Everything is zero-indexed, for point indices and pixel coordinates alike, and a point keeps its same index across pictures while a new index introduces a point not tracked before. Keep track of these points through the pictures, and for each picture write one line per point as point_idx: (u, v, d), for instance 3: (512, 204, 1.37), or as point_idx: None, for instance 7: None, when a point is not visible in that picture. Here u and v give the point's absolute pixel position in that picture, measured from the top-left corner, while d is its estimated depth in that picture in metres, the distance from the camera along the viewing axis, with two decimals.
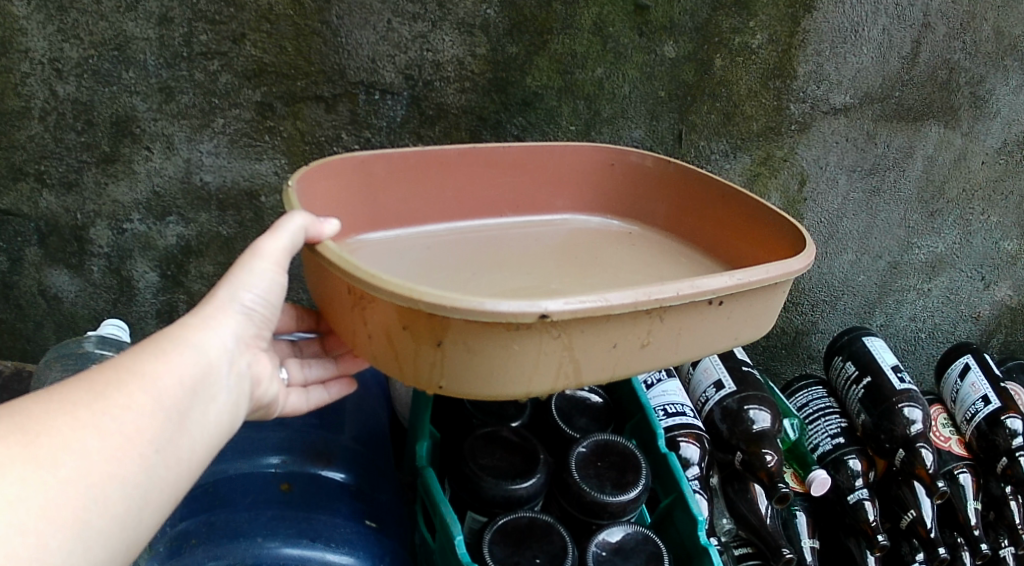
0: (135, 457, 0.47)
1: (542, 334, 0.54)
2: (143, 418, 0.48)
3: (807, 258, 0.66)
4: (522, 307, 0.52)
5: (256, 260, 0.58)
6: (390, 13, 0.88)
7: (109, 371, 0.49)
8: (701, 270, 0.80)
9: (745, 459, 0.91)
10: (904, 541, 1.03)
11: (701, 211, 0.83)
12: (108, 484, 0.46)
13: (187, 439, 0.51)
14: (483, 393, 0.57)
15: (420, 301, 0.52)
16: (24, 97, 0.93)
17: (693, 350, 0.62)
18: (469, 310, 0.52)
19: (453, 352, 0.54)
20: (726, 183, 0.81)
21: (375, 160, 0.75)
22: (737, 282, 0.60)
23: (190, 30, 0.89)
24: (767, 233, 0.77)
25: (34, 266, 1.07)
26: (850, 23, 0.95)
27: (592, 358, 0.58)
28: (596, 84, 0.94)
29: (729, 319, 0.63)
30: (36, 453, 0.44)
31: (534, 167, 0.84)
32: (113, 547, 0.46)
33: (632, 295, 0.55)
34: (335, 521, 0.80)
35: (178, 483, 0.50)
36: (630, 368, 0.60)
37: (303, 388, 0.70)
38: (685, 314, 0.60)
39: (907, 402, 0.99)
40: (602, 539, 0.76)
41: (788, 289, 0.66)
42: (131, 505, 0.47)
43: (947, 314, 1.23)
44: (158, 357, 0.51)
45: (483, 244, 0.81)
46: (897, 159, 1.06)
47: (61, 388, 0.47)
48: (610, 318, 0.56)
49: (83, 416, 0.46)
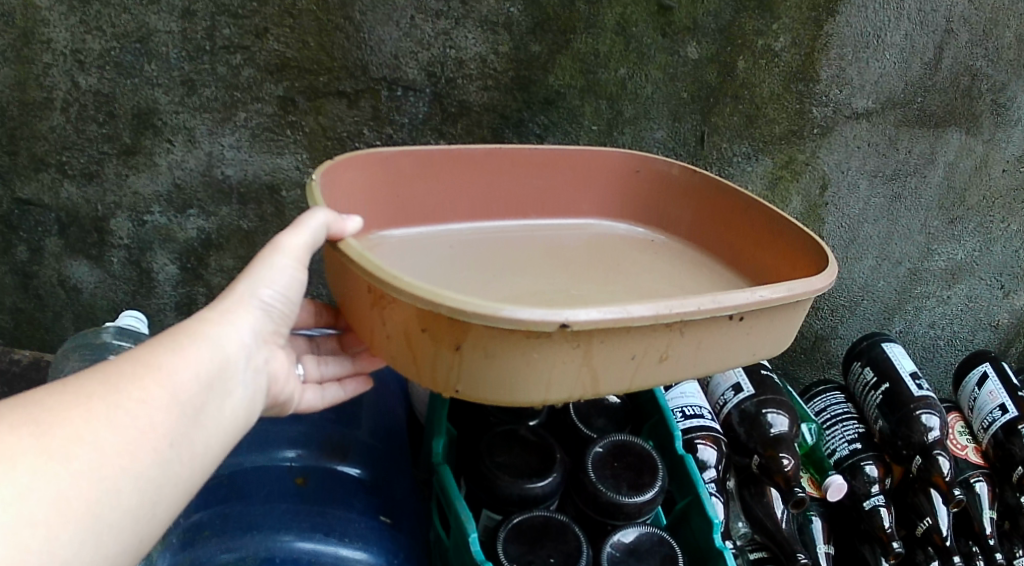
0: (148, 451, 0.47)
1: (562, 343, 0.54)
2: (158, 412, 0.48)
3: (829, 277, 0.66)
4: (544, 316, 0.52)
5: (276, 256, 0.58)
6: (414, 10, 0.88)
7: (125, 364, 0.49)
8: (718, 282, 0.80)
9: (762, 463, 0.90)
10: (920, 549, 1.02)
11: (722, 223, 0.83)
12: (122, 477, 0.45)
13: (202, 434, 0.51)
14: (500, 399, 0.57)
15: (441, 305, 0.52)
16: (47, 87, 0.94)
17: (711, 364, 0.62)
18: (490, 316, 0.52)
19: (472, 357, 0.54)
20: (750, 197, 0.80)
21: (399, 156, 0.75)
22: (760, 299, 0.60)
23: (213, 24, 0.90)
24: (790, 248, 0.77)
25: (54, 256, 1.07)
26: (873, 27, 0.94)
27: (610, 368, 0.57)
28: (619, 84, 0.94)
29: (750, 334, 0.62)
30: (49, 445, 0.43)
31: (558, 170, 0.84)
32: (124, 540, 0.45)
33: (654, 308, 0.55)
34: (350, 516, 0.80)
35: (191, 479, 0.50)
36: (648, 379, 0.60)
37: (319, 385, 0.70)
38: (706, 330, 0.59)
39: (925, 409, 0.99)
40: (617, 540, 0.76)
41: (808, 307, 0.66)
42: (143, 499, 0.46)
43: (966, 321, 1.23)
44: (175, 351, 0.51)
45: (502, 246, 0.81)
46: (919, 165, 1.05)
47: (75, 380, 0.47)
48: (631, 329, 0.56)
49: (97, 409, 0.46)
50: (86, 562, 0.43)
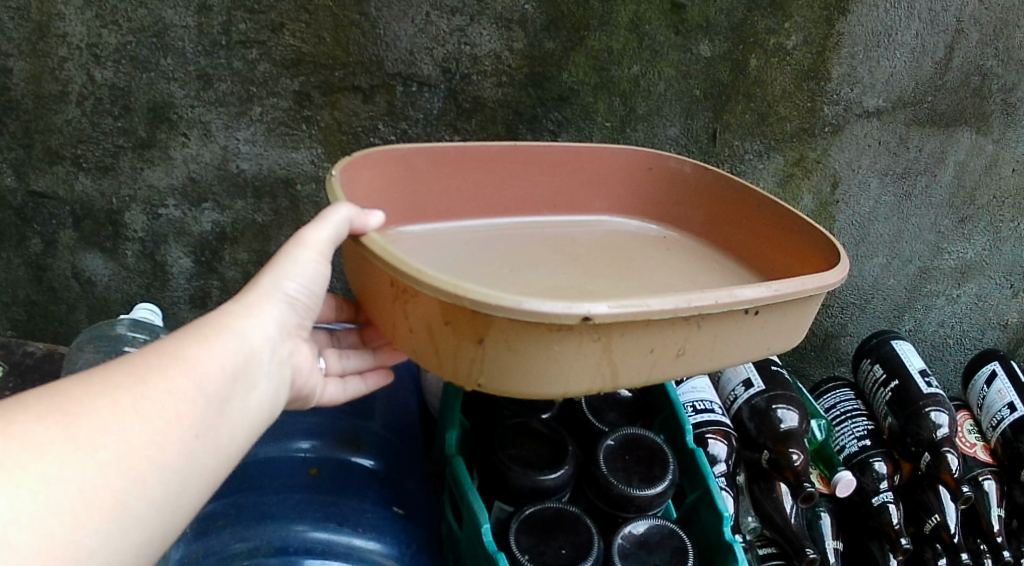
0: (175, 442, 0.47)
1: (583, 336, 0.55)
2: (183, 403, 0.48)
3: (841, 272, 0.66)
4: (566, 308, 0.53)
5: (300, 250, 0.59)
6: (429, 6, 0.89)
7: (151, 356, 0.49)
8: (729, 278, 0.81)
9: (772, 459, 0.91)
10: (927, 546, 1.03)
11: (734, 221, 0.84)
12: (148, 468, 0.46)
13: (227, 425, 0.51)
14: (521, 392, 0.57)
15: (465, 298, 0.53)
16: (62, 81, 0.95)
17: (727, 358, 0.62)
18: (512, 309, 0.52)
19: (495, 349, 0.55)
20: (762, 194, 0.81)
21: (416, 153, 0.76)
22: (775, 292, 0.60)
23: (229, 19, 0.90)
24: (800, 245, 0.77)
25: (68, 249, 1.08)
26: (884, 27, 0.95)
27: (629, 361, 0.58)
28: (632, 81, 0.94)
29: (764, 329, 0.63)
30: (76, 434, 0.44)
31: (571, 167, 0.85)
32: (150, 531, 0.46)
33: (672, 301, 0.56)
34: (363, 506, 0.80)
35: (216, 470, 0.50)
36: (665, 373, 0.61)
37: (340, 379, 0.70)
38: (722, 324, 0.60)
39: (934, 406, 0.99)
40: (628, 532, 0.76)
41: (820, 302, 0.66)
42: (169, 490, 0.47)
43: (975, 320, 1.23)
44: (200, 344, 0.52)
45: (518, 242, 0.81)
46: (929, 164, 1.06)
47: (102, 372, 0.47)
48: (650, 322, 0.56)
49: (123, 400, 0.46)
50: (114, 552, 0.43)
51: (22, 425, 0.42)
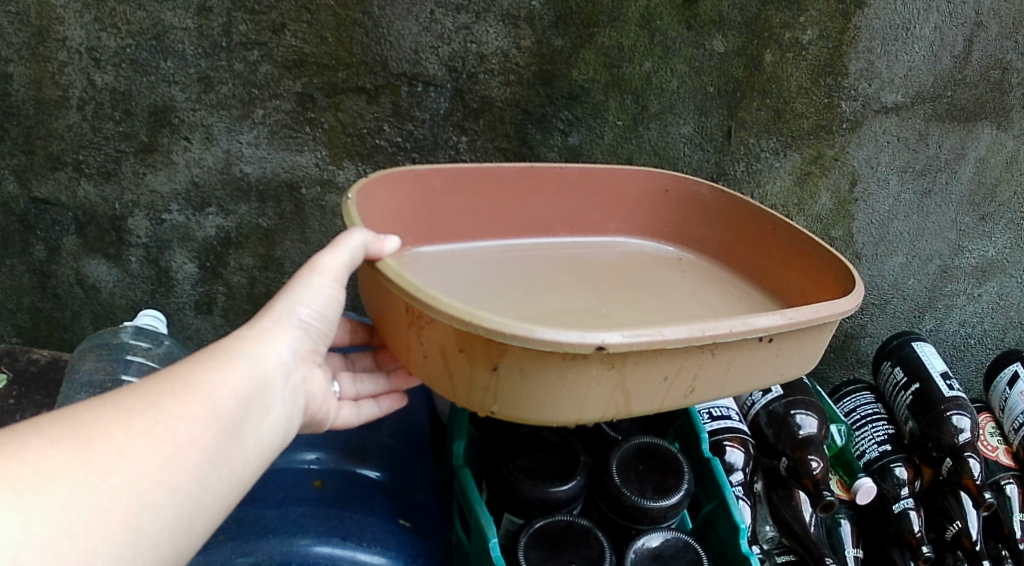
0: (188, 466, 0.45)
1: (596, 364, 0.52)
2: (197, 427, 0.46)
3: (856, 298, 0.64)
4: (579, 337, 0.50)
5: (314, 276, 0.57)
6: (434, 4, 0.87)
7: (165, 380, 0.47)
8: (747, 301, 0.78)
9: (790, 466, 0.88)
10: (949, 552, 0.99)
11: (751, 243, 0.81)
12: (160, 492, 0.43)
13: (240, 449, 0.49)
14: (534, 420, 0.55)
15: (479, 326, 0.50)
16: (63, 86, 0.93)
17: (741, 386, 0.60)
18: (526, 338, 0.50)
19: (509, 377, 0.53)
20: (780, 216, 0.78)
21: (432, 174, 0.74)
22: (790, 320, 0.58)
23: (229, 20, 0.88)
24: (820, 270, 0.75)
25: (71, 255, 1.07)
26: (902, 19, 0.92)
27: (643, 389, 0.56)
28: (643, 78, 0.92)
29: (779, 356, 0.60)
30: (89, 459, 0.42)
31: (588, 188, 0.82)
32: (162, 554, 0.43)
33: (686, 329, 0.53)
34: (368, 520, 0.77)
35: (229, 494, 0.48)
36: (678, 401, 0.58)
37: (355, 402, 0.68)
38: (735, 352, 0.57)
39: (956, 410, 0.97)
40: (640, 545, 0.74)
41: (835, 329, 0.64)
42: (182, 513, 0.44)
43: (997, 320, 1.20)
44: (213, 367, 0.49)
45: (532, 264, 0.79)
46: (949, 160, 1.03)
47: (116, 395, 0.45)
48: (663, 351, 0.54)
49: (137, 424, 0.44)
50: None
51: (35, 448, 0.41)
